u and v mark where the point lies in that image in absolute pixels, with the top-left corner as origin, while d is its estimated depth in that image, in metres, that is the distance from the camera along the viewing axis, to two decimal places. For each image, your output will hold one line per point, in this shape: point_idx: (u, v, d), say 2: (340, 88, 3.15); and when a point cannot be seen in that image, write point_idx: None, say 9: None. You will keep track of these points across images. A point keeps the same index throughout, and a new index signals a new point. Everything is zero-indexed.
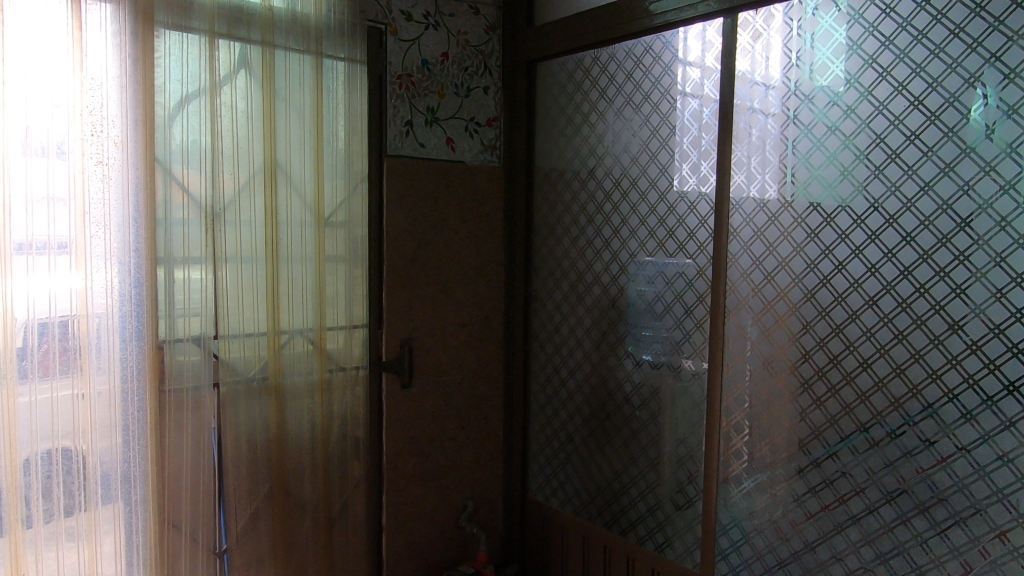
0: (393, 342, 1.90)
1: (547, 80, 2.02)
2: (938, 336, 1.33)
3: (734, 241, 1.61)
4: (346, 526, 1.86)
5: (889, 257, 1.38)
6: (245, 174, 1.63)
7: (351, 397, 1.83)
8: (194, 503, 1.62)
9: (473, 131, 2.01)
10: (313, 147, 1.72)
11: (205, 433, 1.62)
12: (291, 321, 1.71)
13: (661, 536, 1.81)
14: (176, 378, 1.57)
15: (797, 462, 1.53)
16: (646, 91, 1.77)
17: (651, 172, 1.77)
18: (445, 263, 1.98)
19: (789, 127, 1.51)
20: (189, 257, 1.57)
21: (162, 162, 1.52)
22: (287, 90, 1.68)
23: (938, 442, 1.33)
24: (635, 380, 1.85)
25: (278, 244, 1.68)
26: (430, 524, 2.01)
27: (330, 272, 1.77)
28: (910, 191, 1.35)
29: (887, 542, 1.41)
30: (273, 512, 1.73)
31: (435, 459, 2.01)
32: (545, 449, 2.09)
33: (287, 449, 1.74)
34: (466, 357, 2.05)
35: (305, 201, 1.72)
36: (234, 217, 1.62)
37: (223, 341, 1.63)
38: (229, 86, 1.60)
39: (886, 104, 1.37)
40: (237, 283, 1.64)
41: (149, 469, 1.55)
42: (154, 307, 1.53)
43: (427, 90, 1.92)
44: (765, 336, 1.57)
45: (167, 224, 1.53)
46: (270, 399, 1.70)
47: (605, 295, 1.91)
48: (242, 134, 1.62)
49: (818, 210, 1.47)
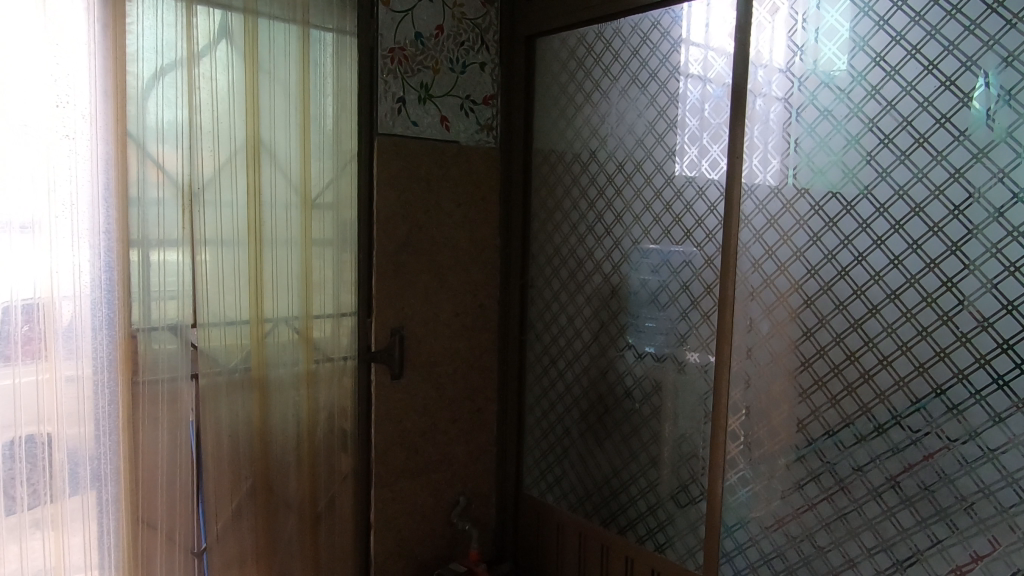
0: (383, 331, 1.78)
1: (547, 57, 1.92)
2: (964, 334, 1.25)
3: (745, 228, 1.52)
4: (332, 522, 1.77)
5: (914, 249, 1.30)
6: (226, 151, 1.53)
7: (338, 388, 1.74)
8: (171, 500, 1.53)
9: (468, 110, 1.89)
10: (299, 124, 1.62)
11: (183, 427, 1.53)
12: (275, 309, 1.62)
13: (662, 535, 1.74)
14: (150, 369, 1.47)
15: (809, 464, 1.46)
16: (653, 69, 1.68)
17: (658, 156, 1.68)
18: (438, 249, 1.86)
19: (807, 109, 1.42)
20: (165, 239, 1.47)
21: (135, 139, 1.42)
22: (271, 63, 1.57)
23: (964, 446, 1.26)
24: (637, 374, 1.77)
25: (262, 227, 1.59)
26: (421, 520, 1.92)
27: (317, 256, 1.68)
28: (938, 179, 1.27)
29: (904, 548, 1.34)
30: (256, 509, 1.64)
31: (426, 453, 1.91)
32: (540, 442, 2.01)
33: (272, 442, 1.65)
34: (459, 348, 1.94)
35: (290, 182, 1.62)
36: (214, 197, 1.52)
37: (202, 330, 1.53)
38: (208, 55, 1.50)
39: (914, 85, 1.29)
40: (217, 269, 1.54)
41: (122, 465, 1.46)
42: (127, 292, 1.43)
43: (421, 65, 1.79)
44: (777, 330, 1.49)
45: (140, 204, 1.43)
46: (253, 391, 1.61)
47: (605, 284, 1.83)
48: (223, 108, 1.52)
49: (837, 198, 1.39)
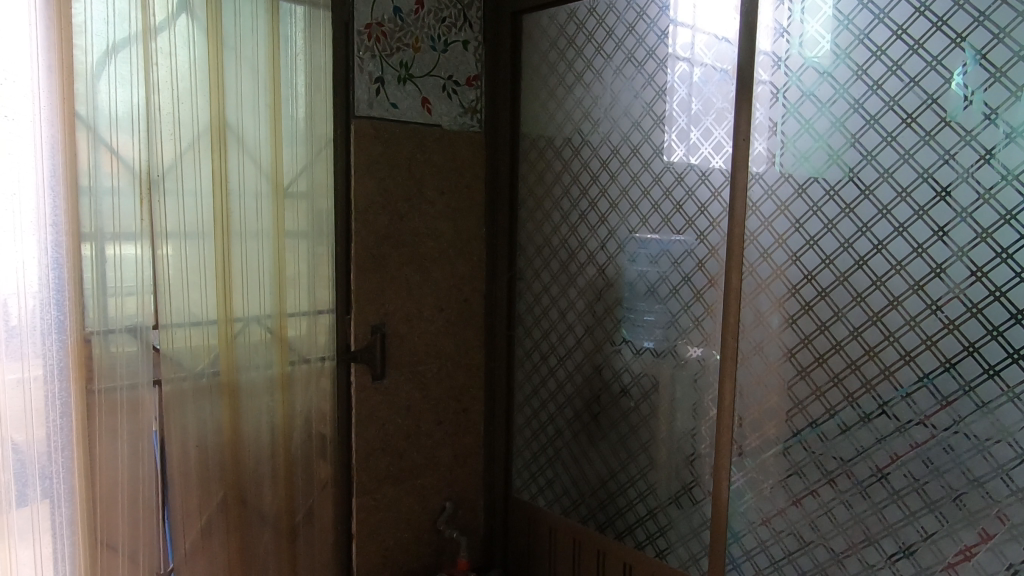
0: (363, 329, 1.66)
1: (534, 35, 1.81)
2: (996, 327, 1.16)
3: (754, 215, 1.41)
4: (311, 535, 1.65)
5: (939, 236, 1.21)
6: (188, 135, 1.39)
7: (315, 391, 1.62)
8: (134, 518, 1.40)
9: (451, 91, 1.76)
10: (269, 106, 1.49)
11: (145, 437, 1.39)
12: (245, 307, 1.49)
13: (662, 541, 1.65)
14: (107, 376, 1.34)
15: (824, 466, 1.37)
16: (650, 46, 1.57)
17: (656, 139, 1.58)
18: (421, 240, 1.74)
19: (821, 86, 1.32)
20: (121, 231, 1.33)
21: (86, 121, 1.28)
22: (237, 38, 1.44)
23: (995, 447, 1.18)
24: (634, 371, 1.68)
25: (229, 218, 1.45)
26: (405, 529, 1.80)
27: (291, 249, 1.55)
28: (967, 160, 1.17)
29: (930, 556, 1.26)
30: (228, 524, 1.52)
31: (410, 458, 1.79)
32: (531, 443, 1.91)
33: (244, 452, 1.53)
34: (444, 345, 1.82)
35: (260, 168, 1.49)
36: (176, 185, 1.39)
37: (165, 332, 1.40)
38: (167, 29, 1.36)
39: (940, 59, 1.18)
40: (181, 264, 1.41)
41: (77, 483, 1.32)
42: (79, 291, 1.29)
43: (400, 43, 1.66)
44: (788, 324, 1.40)
45: (92, 193, 1.30)
46: (222, 397, 1.48)
47: (599, 276, 1.73)
48: (184, 86, 1.38)
49: (854, 182, 1.29)
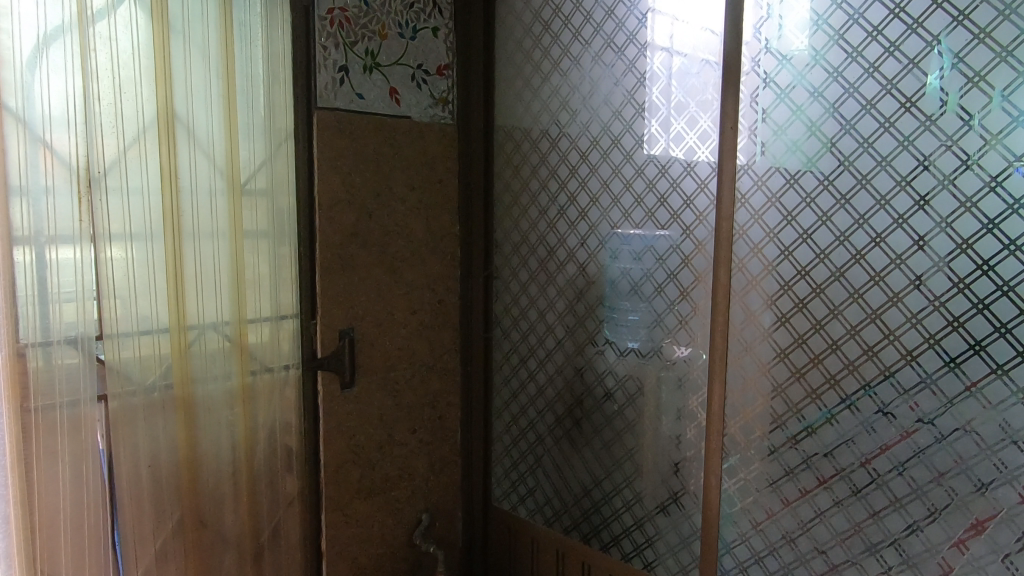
0: (330, 335, 1.56)
1: (508, 21, 1.72)
2: (1003, 324, 1.10)
3: (743, 209, 1.34)
4: (278, 556, 1.55)
5: (941, 228, 1.14)
6: (132, 128, 1.28)
7: (279, 402, 1.51)
8: (78, 544, 1.29)
9: (420, 81, 1.67)
10: (223, 97, 1.38)
11: (89, 458, 1.28)
12: (201, 314, 1.38)
13: (651, 551, 1.57)
14: (46, 393, 1.22)
15: (820, 471, 1.30)
16: (630, 31, 1.49)
17: (638, 129, 1.49)
18: (391, 239, 1.64)
19: (812, 70, 1.24)
20: (58, 234, 1.22)
21: (15, 113, 1.17)
22: (185, 22, 1.33)
23: (1005, 451, 1.11)
24: (618, 374, 1.60)
25: (181, 218, 1.35)
26: (379, 545, 1.71)
27: (250, 251, 1.44)
28: (971, 146, 1.10)
29: (933, 567, 1.20)
30: (186, 548, 1.41)
31: (383, 470, 1.70)
32: (511, 450, 1.82)
33: (202, 470, 1.42)
34: (417, 349, 1.73)
35: (214, 164, 1.38)
36: (119, 183, 1.27)
37: (110, 343, 1.29)
38: (108, 14, 1.25)
39: (941, 39, 1.12)
40: (127, 270, 1.30)
41: (14, 511, 1.20)
42: (12, 299, 1.18)
43: (365, 29, 1.56)
44: (781, 323, 1.32)
45: (25, 194, 1.18)
46: (177, 411, 1.37)
47: (579, 274, 1.64)
48: (127, 75, 1.27)
49: (849, 171, 1.22)
